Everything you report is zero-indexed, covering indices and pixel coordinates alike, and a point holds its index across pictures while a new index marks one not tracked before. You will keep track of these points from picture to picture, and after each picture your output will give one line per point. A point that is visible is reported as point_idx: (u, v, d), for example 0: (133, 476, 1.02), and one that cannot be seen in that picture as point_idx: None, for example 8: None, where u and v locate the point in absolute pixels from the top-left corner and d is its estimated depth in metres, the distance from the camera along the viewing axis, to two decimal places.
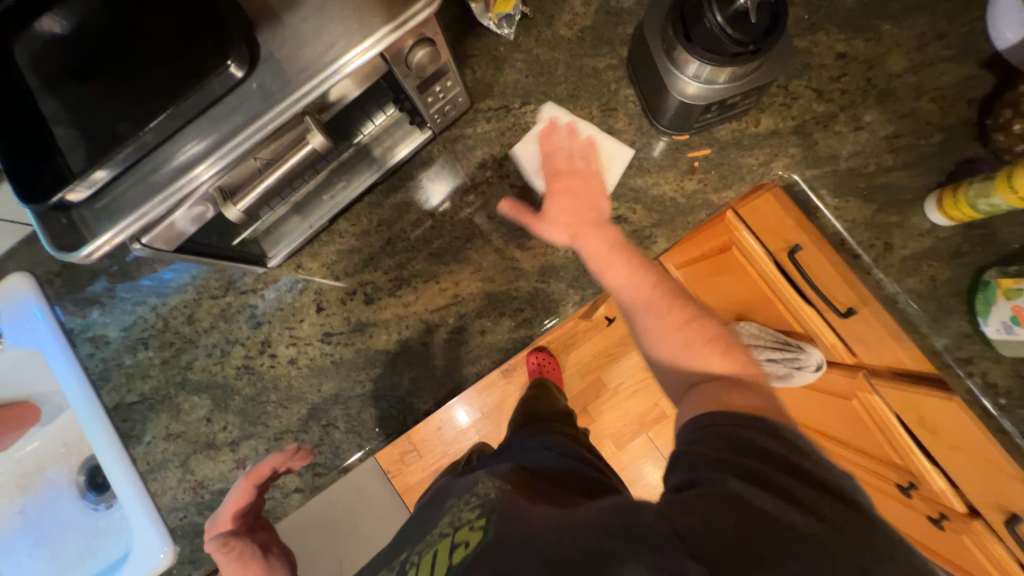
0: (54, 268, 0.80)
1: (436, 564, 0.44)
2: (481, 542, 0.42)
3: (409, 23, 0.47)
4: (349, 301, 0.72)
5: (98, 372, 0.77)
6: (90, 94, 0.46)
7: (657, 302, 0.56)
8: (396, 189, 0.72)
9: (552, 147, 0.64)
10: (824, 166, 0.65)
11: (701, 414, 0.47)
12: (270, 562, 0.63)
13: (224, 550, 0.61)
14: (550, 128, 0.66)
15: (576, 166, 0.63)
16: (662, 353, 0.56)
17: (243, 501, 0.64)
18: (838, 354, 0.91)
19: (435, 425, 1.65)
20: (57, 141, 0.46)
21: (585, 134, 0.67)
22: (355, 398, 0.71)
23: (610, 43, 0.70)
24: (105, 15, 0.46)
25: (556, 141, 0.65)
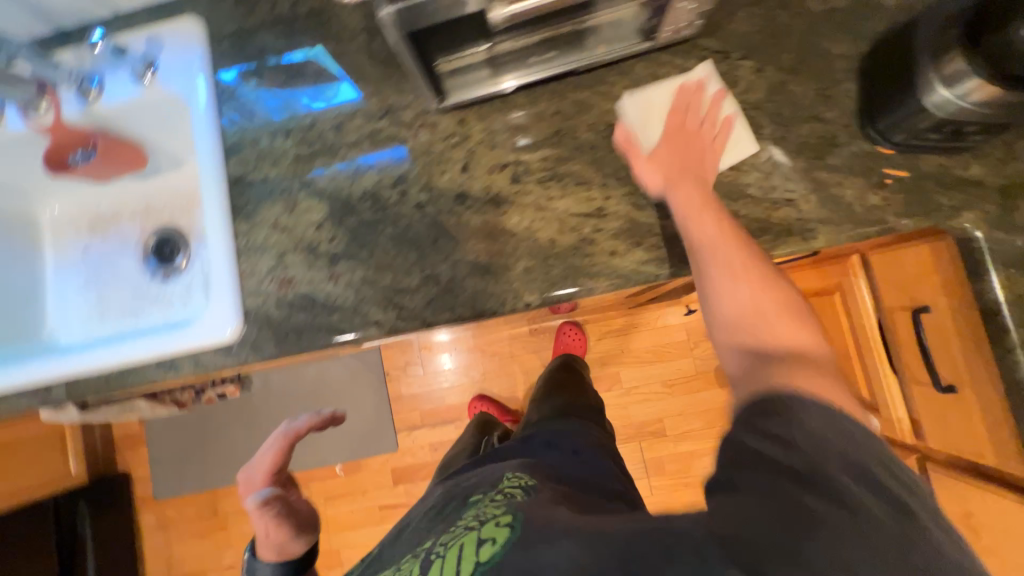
0: (228, 30, 0.81)
1: (463, 554, 0.51)
2: (508, 540, 0.50)
3: None
4: (496, 173, 0.72)
5: (234, 141, 0.78)
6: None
7: (727, 241, 0.58)
8: (584, 88, 0.72)
9: (676, 124, 0.65)
10: (1012, 234, 0.63)
11: (786, 380, 0.49)
12: (292, 506, 0.84)
13: (265, 508, 0.80)
14: (695, 91, 0.67)
15: (701, 129, 0.65)
16: (727, 301, 0.57)
17: (275, 459, 0.85)
18: (899, 432, 0.90)
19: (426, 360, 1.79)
20: None
21: (725, 111, 0.67)
22: (463, 263, 0.71)
23: (853, 33, 0.68)
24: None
25: (695, 105, 0.67)
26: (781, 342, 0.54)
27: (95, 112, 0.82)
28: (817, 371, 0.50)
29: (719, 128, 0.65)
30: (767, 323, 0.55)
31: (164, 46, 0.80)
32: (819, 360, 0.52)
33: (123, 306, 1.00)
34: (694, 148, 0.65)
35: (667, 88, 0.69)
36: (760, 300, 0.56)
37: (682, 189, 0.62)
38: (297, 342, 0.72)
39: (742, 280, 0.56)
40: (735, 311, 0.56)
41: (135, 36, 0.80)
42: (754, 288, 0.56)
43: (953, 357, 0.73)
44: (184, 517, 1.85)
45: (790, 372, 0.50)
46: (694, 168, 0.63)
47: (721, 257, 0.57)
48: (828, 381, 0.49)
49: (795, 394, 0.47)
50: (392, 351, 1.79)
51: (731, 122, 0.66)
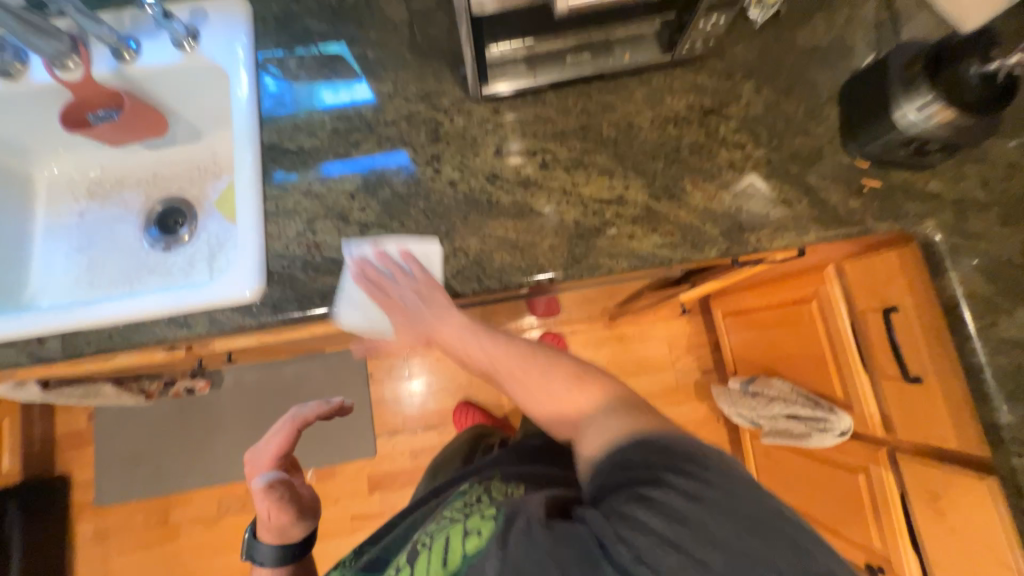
0: (273, 10, 0.85)
1: (452, 545, 0.58)
2: (492, 532, 0.56)
3: None
4: (526, 158, 0.78)
5: (270, 111, 0.80)
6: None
7: (503, 354, 0.71)
8: (608, 90, 0.80)
9: (377, 288, 0.72)
10: (965, 239, 0.74)
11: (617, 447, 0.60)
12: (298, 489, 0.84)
13: (266, 491, 0.79)
14: (368, 275, 0.72)
15: (404, 287, 0.72)
16: (540, 405, 0.69)
17: (284, 444, 0.84)
18: (869, 426, 0.99)
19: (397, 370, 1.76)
20: None
21: (393, 245, 0.73)
22: (492, 238, 0.75)
23: (834, 67, 0.80)
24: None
25: (384, 283, 0.72)
26: (573, 406, 0.68)
27: (127, 73, 0.82)
28: (644, 412, 0.64)
29: (401, 265, 0.72)
30: (557, 399, 0.68)
31: (207, 17, 0.82)
32: (593, 407, 0.67)
33: (117, 273, 0.97)
34: (404, 304, 0.72)
35: (354, 276, 0.72)
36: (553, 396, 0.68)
37: (440, 334, 0.71)
38: (321, 306, 0.73)
39: (544, 381, 0.69)
40: (537, 395, 0.69)
41: (180, 5, 0.82)
42: (562, 383, 0.69)
43: (917, 349, 0.83)
44: (129, 528, 1.68)
45: (610, 429, 0.62)
46: (431, 304, 0.71)
47: (532, 384, 0.69)
48: (631, 418, 0.63)
49: (636, 445, 0.58)
50: (377, 353, 1.76)
51: (407, 252, 0.73)
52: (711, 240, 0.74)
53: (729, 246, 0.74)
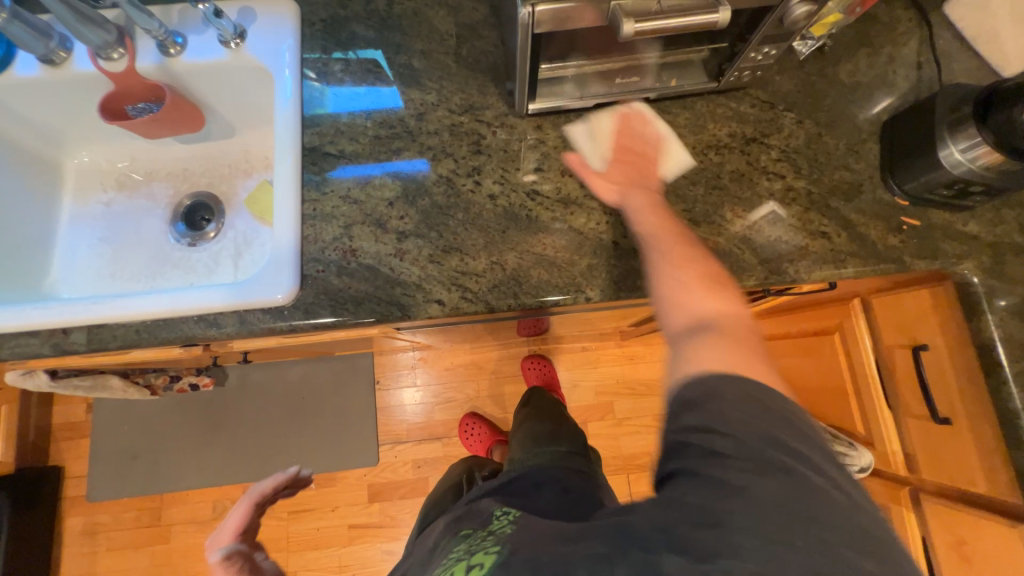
0: (320, 15, 0.85)
1: None
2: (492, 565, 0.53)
3: None
4: (568, 177, 0.77)
5: (312, 114, 0.80)
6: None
7: (668, 236, 0.67)
8: (651, 114, 0.80)
9: (625, 136, 0.76)
10: (1001, 282, 0.74)
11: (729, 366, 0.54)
12: (262, 568, 0.72)
13: (223, 565, 0.69)
14: (632, 121, 0.76)
15: (641, 146, 0.76)
16: (664, 276, 0.64)
17: (244, 520, 0.77)
18: (891, 464, 0.98)
19: (392, 379, 1.74)
20: None
21: (661, 130, 0.77)
22: (530, 253, 0.74)
23: (875, 105, 0.81)
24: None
25: (634, 127, 0.76)
26: (705, 308, 0.60)
27: (171, 67, 0.82)
28: (748, 357, 0.56)
29: (649, 143, 0.76)
30: (678, 293, 0.62)
31: (256, 17, 0.83)
32: (737, 331, 0.59)
33: (140, 265, 0.95)
34: (641, 163, 0.75)
35: (606, 126, 0.76)
36: (686, 278, 0.63)
37: (629, 195, 0.71)
38: (354, 313, 0.72)
39: (690, 274, 0.63)
40: (681, 292, 0.62)
41: (229, 4, 0.82)
42: (699, 276, 0.63)
43: (948, 390, 0.82)
44: (119, 525, 1.63)
45: (717, 351, 0.56)
46: (637, 176, 0.73)
47: (669, 253, 0.65)
48: (742, 351, 0.57)
49: (716, 379, 0.53)
50: (385, 359, 1.74)
51: (662, 139, 0.77)
52: (750, 268, 0.74)
53: (767, 276, 0.74)
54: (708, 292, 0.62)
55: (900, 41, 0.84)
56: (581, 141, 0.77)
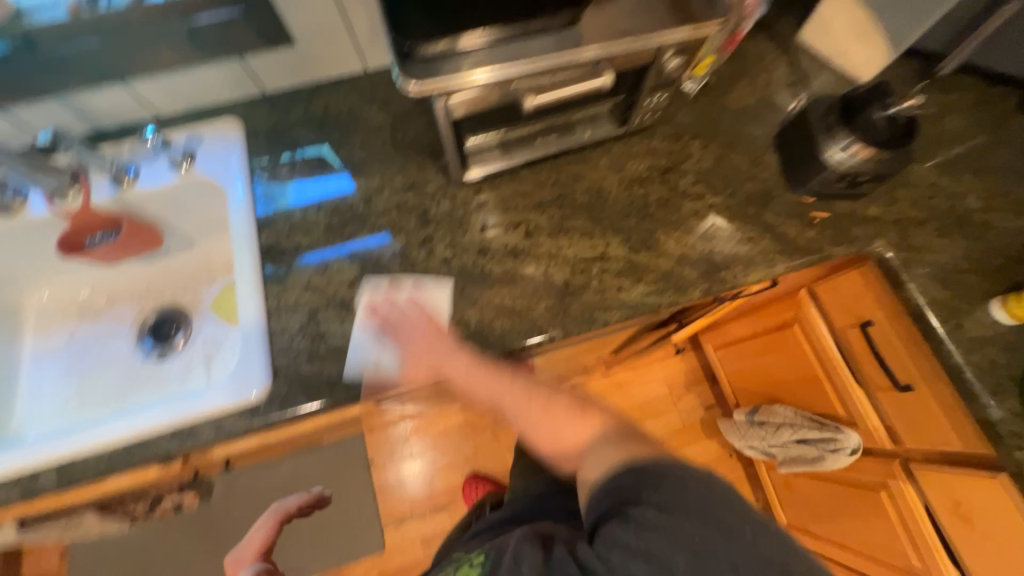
0: (263, 126, 0.93)
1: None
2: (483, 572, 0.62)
3: (703, 30, 0.67)
4: (512, 230, 0.84)
5: (266, 216, 0.85)
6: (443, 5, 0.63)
7: (521, 397, 0.74)
8: (576, 163, 0.89)
9: (392, 317, 0.77)
10: (912, 253, 0.83)
11: (610, 463, 0.63)
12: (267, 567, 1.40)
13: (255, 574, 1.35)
14: (385, 305, 0.78)
15: (414, 318, 0.76)
16: (543, 437, 0.72)
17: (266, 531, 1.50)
18: (877, 440, 1.00)
19: (386, 456, 1.69)
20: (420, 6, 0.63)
21: (406, 294, 0.79)
22: (490, 306, 0.79)
23: (765, 122, 0.93)
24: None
25: (392, 304, 0.78)
26: (570, 437, 0.71)
27: (126, 196, 0.87)
28: (619, 444, 0.66)
29: (409, 312, 0.77)
30: (554, 426, 0.72)
31: (203, 139, 0.89)
32: (598, 434, 0.70)
33: (108, 390, 0.94)
34: (427, 347, 0.74)
35: (361, 336, 0.76)
36: (547, 418, 0.72)
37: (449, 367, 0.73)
38: (329, 396, 0.73)
39: (545, 417, 0.72)
40: (536, 427, 0.73)
41: (177, 132, 0.89)
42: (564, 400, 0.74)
43: (898, 357, 0.88)
44: None
45: (601, 455, 0.66)
46: (432, 359, 0.73)
47: (537, 416, 0.73)
48: (627, 445, 0.66)
49: (631, 471, 0.60)
50: (375, 437, 1.70)
51: (417, 301, 0.78)
52: (692, 282, 0.80)
53: (709, 286, 0.80)
54: (546, 418, 0.72)
55: (771, 67, 0.98)
56: (368, 350, 0.75)
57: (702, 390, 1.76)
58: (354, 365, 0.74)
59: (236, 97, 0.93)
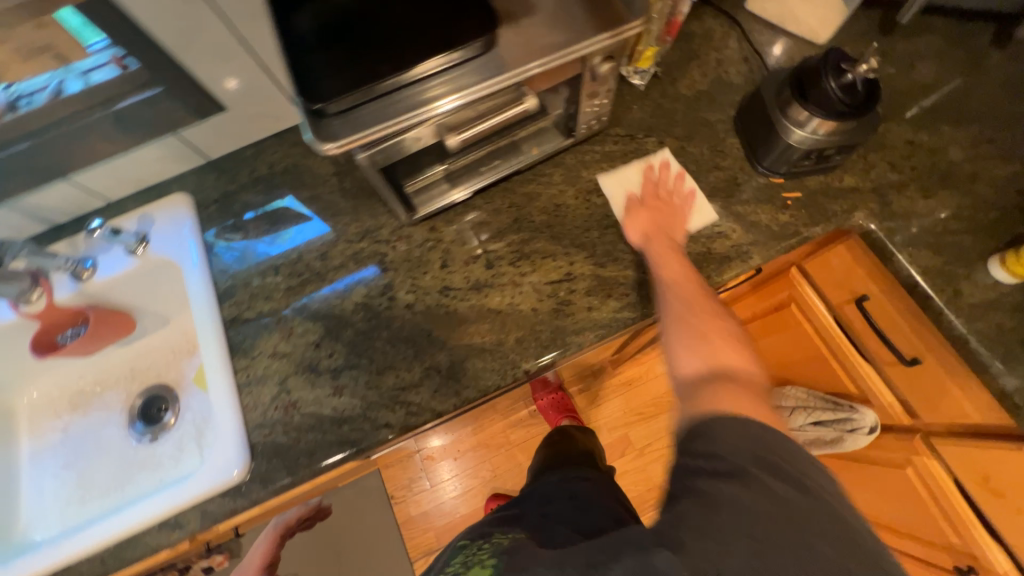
0: (212, 195, 0.92)
1: None
2: None
3: (624, 34, 0.63)
4: (472, 262, 0.81)
5: (225, 287, 0.84)
6: (353, 54, 0.61)
7: (694, 301, 0.68)
8: (529, 181, 0.85)
9: (658, 180, 0.82)
10: (896, 221, 0.77)
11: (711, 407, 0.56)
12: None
13: None
14: (649, 169, 0.82)
15: (665, 202, 0.80)
16: (680, 346, 0.65)
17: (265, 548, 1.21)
18: (895, 415, 0.94)
19: (406, 487, 1.69)
20: (326, 62, 0.61)
21: (688, 186, 0.81)
22: (459, 347, 0.76)
23: (721, 105, 0.88)
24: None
25: (653, 175, 0.82)
26: (714, 366, 0.61)
27: (88, 289, 0.87)
28: (748, 394, 0.58)
29: (681, 199, 0.80)
30: (708, 354, 0.62)
31: (154, 220, 0.89)
32: (743, 382, 0.60)
33: (107, 479, 0.95)
34: (660, 220, 0.77)
35: (626, 177, 0.83)
36: (700, 342, 0.64)
37: (668, 260, 0.73)
38: (310, 464, 0.72)
39: (714, 336, 0.64)
40: (691, 345, 0.64)
41: (127, 216, 0.88)
42: (742, 369, 0.62)
43: (898, 329, 0.82)
44: None
45: (720, 395, 0.57)
46: (668, 239, 0.75)
47: (691, 328, 0.65)
48: (751, 401, 0.57)
49: (720, 421, 0.53)
50: (393, 470, 1.69)
51: (690, 196, 0.81)
52: None
53: None
54: (725, 354, 0.62)
55: (721, 45, 0.92)
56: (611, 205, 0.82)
57: None
58: (609, 184, 0.82)
59: (182, 171, 0.92)
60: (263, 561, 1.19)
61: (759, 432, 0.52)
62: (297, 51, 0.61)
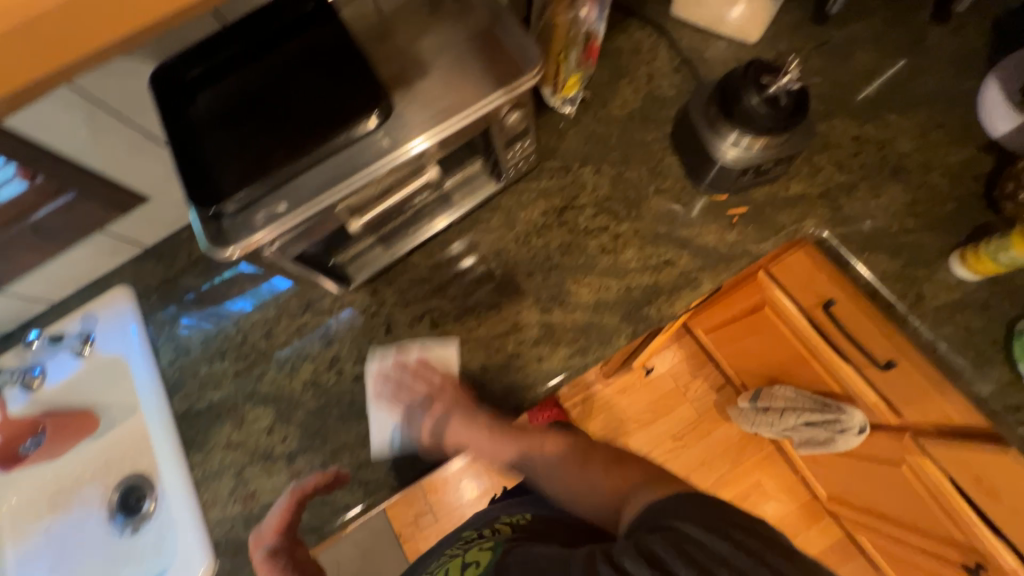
0: (154, 284, 0.90)
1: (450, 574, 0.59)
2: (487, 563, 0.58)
3: (517, 90, 0.60)
4: (417, 324, 0.79)
5: (174, 380, 0.82)
6: (245, 133, 0.59)
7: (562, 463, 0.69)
8: (468, 230, 0.83)
9: (406, 389, 0.74)
10: (849, 225, 0.73)
11: (660, 502, 0.52)
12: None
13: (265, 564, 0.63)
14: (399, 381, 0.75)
15: (441, 407, 0.72)
16: (557, 485, 0.68)
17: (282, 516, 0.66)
18: (881, 415, 0.90)
19: (411, 523, 1.68)
20: (216, 156, 0.58)
21: (416, 355, 0.76)
22: (411, 416, 0.74)
23: (656, 122, 0.85)
24: (288, 63, 0.63)
25: (404, 386, 0.74)
26: (604, 490, 0.62)
27: (40, 397, 0.87)
28: (658, 485, 0.57)
29: (427, 375, 0.74)
30: (597, 487, 0.64)
31: (97, 318, 0.87)
32: (631, 484, 0.61)
33: None
34: (456, 407, 0.72)
35: (382, 415, 0.74)
36: (578, 481, 0.66)
37: (465, 436, 0.71)
38: None
39: (583, 468, 0.67)
40: (570, 488, 0.66)
41: (69, 318, 0.87)
42: (606, 462, 0.67)
43: (871, 333, 0.78)
44: None
45: (644, 494, 0.55)
46: (467, 420, 0.71)
47: (562, 476, 0.67)
48: (665, 484, 0.56)
49: (675, 502, 0.51)
50: (396, 507, 1.68)
51: (427, 360, 0.76)
52: (615, 329, 0.74)
53: (634, 329, 0.73)
54: (587, 479, 0.65)
55: (650, 57, 0.88)
56: (386, 425, 0.73)
57: (708, 371, 1.62)
58: (376, 429, 0.73)
59: (120, 263, 0.91)
60: (276, 531, 0.66)
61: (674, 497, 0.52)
62: (186, 147, 0.59)
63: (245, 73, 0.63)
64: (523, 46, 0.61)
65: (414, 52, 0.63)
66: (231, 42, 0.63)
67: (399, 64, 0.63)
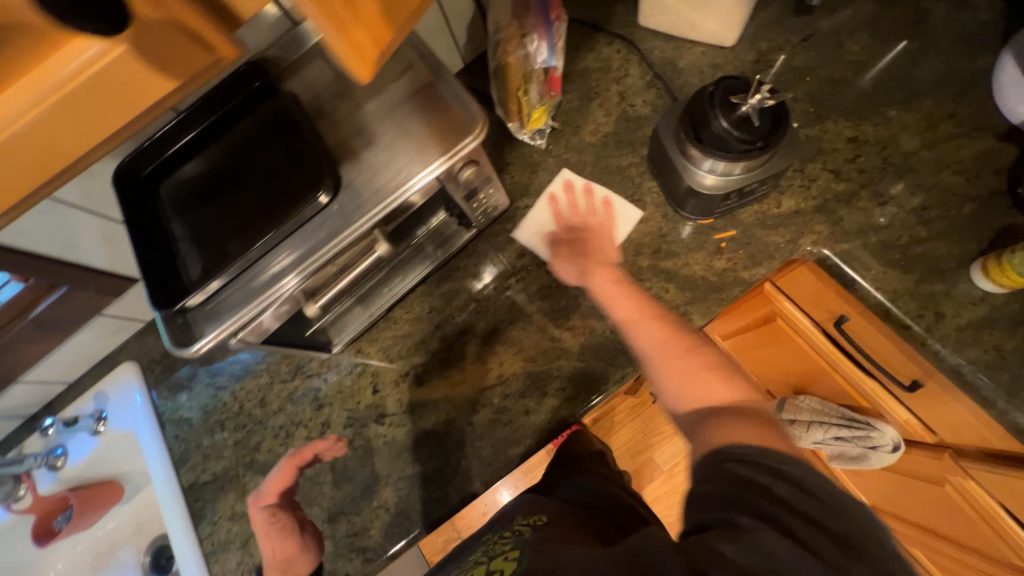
0: (156, 357, 0.93)
1: None
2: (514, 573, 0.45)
3: (459, 153, 0.58)
4: (402, 382, 0.78)
5: (180, 453, 0.85)
6: (204, 222, 0.60)
7: (660, 332, 0.55)
8: (446, 279, 0.80)
9: (576, 205, 0.75)
10: (852, 240, 0.68)
11: (715, 445, 0.45)
12: (307, 541, 0.67)
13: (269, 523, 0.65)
14: (566, 192, 0.77)
15: (591, 219, 0.72)
16: (665, 380, 0.53)
17: (286, 480, 0.67)
18: (915, 432, 0.83)
19: None
20: (180, 252, 0.59)
21: (603, 194, 0.77)
22: (403, 479, 0.73)
23: (631, 144, 0.80)
24: (244, 141, 0.63)
25: (574, 199, 0.76)
26: (717, 407, 0.49)
27: (66, 475, 0.92)
28: (749, 421, 0.46)
29: (602, 209, 0.73)
30: (706, 398, 0.49)
31: (107, 396, 0.91)
32: (757, 414, 0.47)
33: None
34: (594, 244, 0.68)
35: (541, 214, 0.78)
36: (677, 376, 0.52)
37: (595, 275, 0.64)
38: None
39: (687, 356, 0.53)
40: (672, 375, 0.52)
41: (82, 398, 0.91)
42: (724, 382, 0.50)
43: (893, 357, 0.66)
44: None
45: (716, 425, 0.46)
46: (606, 242, 0.68)
47: (662, 362, 0.54)
48: (760, 422, 0.46)
49: (733, 454, 0.43)
50: None
51: (609, 202, 0.74)
52: (603, 374, 0.71)
53: (622, 374, 0.70)
54: (693, 381, 0.51)
55: (621, 73, 0.83)
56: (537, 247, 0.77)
57: None
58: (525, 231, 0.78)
59: (123, 340, 0.94)
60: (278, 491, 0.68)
61: (751, 442, 0.43)
62: (148, 244, 0.60)
63: (200, 160, 0.63)
64: (463, 100, 0.59)
65: (360, 119, 0.62)
66: (190, 125, 0.63)
67: (346, 132, 0.62)
